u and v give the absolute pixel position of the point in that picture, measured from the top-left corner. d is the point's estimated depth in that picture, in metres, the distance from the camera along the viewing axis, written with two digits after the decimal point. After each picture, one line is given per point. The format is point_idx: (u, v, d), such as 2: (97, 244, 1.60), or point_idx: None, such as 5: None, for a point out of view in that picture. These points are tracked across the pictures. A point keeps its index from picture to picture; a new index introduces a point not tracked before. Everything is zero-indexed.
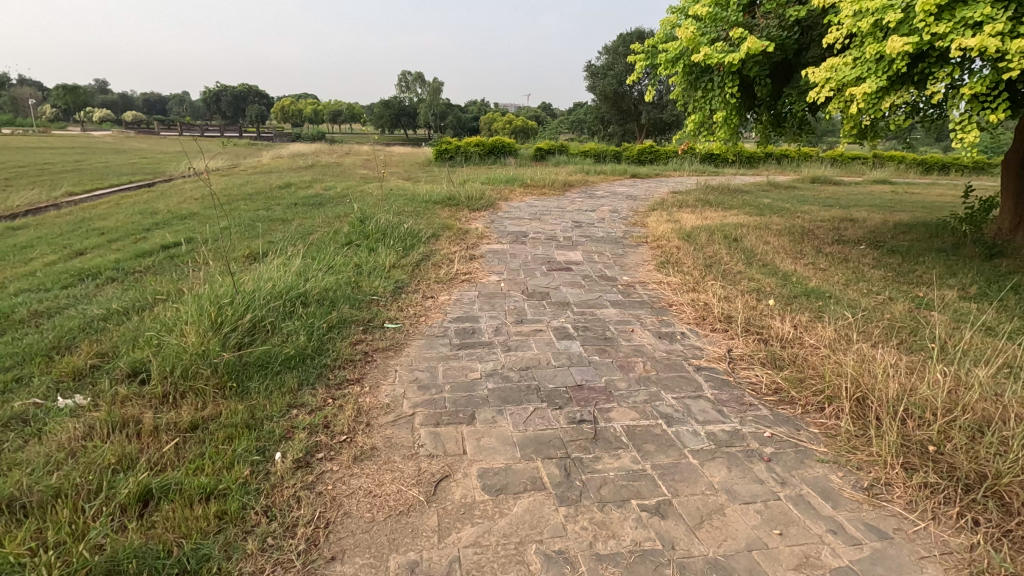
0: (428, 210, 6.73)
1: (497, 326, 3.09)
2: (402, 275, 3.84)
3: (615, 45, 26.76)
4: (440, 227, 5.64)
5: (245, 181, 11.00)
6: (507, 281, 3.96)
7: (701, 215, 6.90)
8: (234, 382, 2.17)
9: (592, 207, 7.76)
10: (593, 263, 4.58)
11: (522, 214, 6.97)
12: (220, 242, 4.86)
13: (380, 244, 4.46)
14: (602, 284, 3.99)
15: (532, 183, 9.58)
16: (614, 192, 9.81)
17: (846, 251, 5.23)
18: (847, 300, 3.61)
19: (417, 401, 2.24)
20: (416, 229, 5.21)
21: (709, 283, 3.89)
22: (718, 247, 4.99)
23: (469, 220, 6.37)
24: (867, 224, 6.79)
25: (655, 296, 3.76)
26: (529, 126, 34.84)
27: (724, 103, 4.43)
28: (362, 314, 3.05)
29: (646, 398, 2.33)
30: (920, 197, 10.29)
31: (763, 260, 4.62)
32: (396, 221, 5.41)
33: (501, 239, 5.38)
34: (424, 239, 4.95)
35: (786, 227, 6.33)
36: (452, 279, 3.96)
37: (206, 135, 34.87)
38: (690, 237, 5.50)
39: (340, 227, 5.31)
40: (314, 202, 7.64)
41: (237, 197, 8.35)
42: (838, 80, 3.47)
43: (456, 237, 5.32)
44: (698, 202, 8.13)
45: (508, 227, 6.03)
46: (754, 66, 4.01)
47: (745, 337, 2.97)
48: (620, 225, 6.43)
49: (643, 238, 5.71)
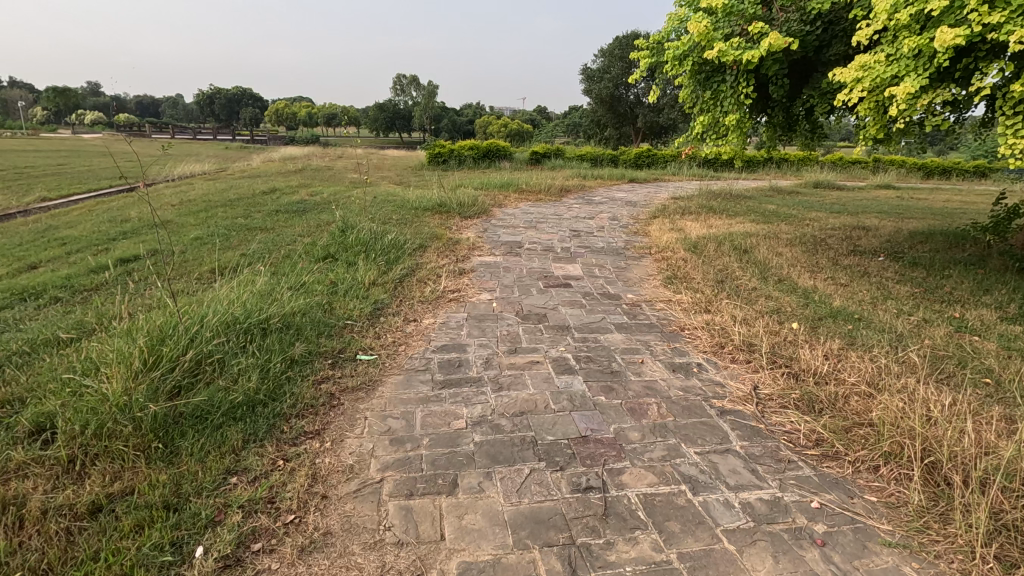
0: (417, 218, 6.33)
1: (487, 357, 2.69)
2: (382, 294, 3.43)
3: (611, 47, 26.44)
4: (428, 237, 5.24)
5: (229, 186, 10.55)
6: (500, 300, 3.57)
7: (706, 223, 6.53)
8: (161, 442, 1.76)
9: (591, 214, 7.37)
10: (594, 278, 4.19)
11: (517, 222, 6.58)
12: (187, 256, 4.44)
13: (361, 258, 4.06)
14: (605, 304, 3.60)
15: (528, 188, 9.20)
16: (612, 197, 9.45)
17: (865, 263, 4.86)
18: (879, 323, 3.23)
19: (388, 463, 1.84)
20: (401, 240, 4.81)
21: (724, 303, 3.51)
22: (729, 259, 4.61)
23: (460, 228, 5.98)
24: (880, 233, 6.43)
25: (665, 317, 3.38)
26: (524, 130, 34.54)
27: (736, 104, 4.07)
28: (332, 344, 2.65)
29: (664, 455, 1.94)
30: (928, 203, 9.96)
31: (779, 274, 4.24)
32: (380, 231, 5.01)
33: (493, 251, 4.99)
34: (410, 252, 4.55)
35: (796, 237, 5.97)
36: (438, 298, 3.56)
37: (198, 139, 34.32)
38: (697, 247, 5.12)
39: (319, 237, 4.89)
40: (297, 209, 7.21)
41: (217, 202, 7.93)
42: (873, 79, 3.13)
43: (445, 248, 4.92)
44: (701, 209, 7.75)
45: (502, 237, 5.64)
46: (771, 64, 3.65)
47: (771, 371, 2.59)
48: (620, 234, 6.06)
49: (646, 248, 5.34)
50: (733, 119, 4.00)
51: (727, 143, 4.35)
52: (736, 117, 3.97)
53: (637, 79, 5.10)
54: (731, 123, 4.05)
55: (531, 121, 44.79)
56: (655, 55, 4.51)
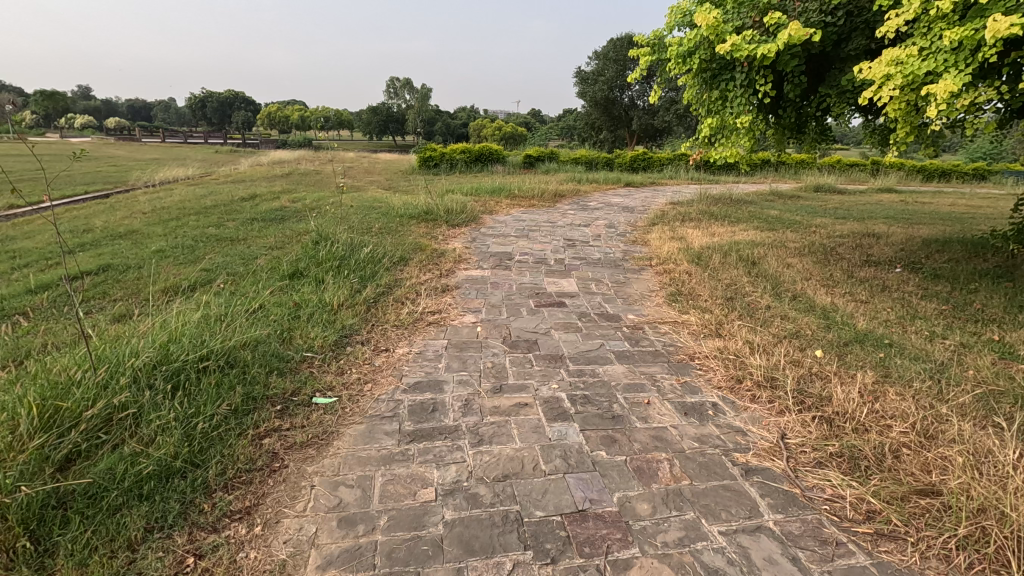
0: (401, 226, 5.94)
1: (467, 398, 2.29)
2: (351, 318, 3.03)
3: (605, 50, 26.18)
4: (410, 248, 4.84)
5: (208, 191, 10.11)
6: (485, 324, 3.17)
7: (708, 231, 6.17)
8: (33, 537, 1.36)
9: (586, 221, 6.98)
10: (590, 295, 3.81)
11: (508, 230, 6.19)
12: (142, 272, 4.03)
13: (332, 275, 3.66)
14: (603, 327, 3.21)
15: (520, 194, 8.82)
16: (608, 202, 9.08)
17: (883, 275, 4.50)
18: (913, 349, 2.85)
19: (331, 556, 1.44)
20: (379, 253, 4.41)
21: (736, 327, 3.13)
22: (737, 272, 4.23)
23: (447, 238, 5.59)
24: (892, 240, 6.08)
25: (671, 343, 2.99)
26: (517, 134, 34.27)
27: (747, 105, 3.71)
28: (283, 385, 2.24)
29: (681, 539, 1.55)
30: (934, 208, 9.65)
31: (793, 289, 3.86)
32: (358, 242, 4.61)
33: (481, 263, 4.60)
34: (388, 266, 4.15)
35: (804, 246, 5.61)
36: (416, 322, 3.16)
37: (188, 143, 33.82)
38: (701, 259, 4.76)
39: (290, 250, 4.49)
40: (274, 217, 6.80)
41: (192, 209, 7.51)
42: (907, 74, 2.81)
43: (428, 260, 4.53)
44: (701, 215, 7.38)
45: (491, 247, 5.25)
46: (789, 59, 3.30)
47: (798, 414, 2.21)
48: (618, 243, 5.68)
49: (646, 260, 4.96)
50: (744, 120, 3.63)
51: (735, 148, 3.98)
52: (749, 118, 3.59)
53: (636, 78, 4.73)
54: (741, 124, 3.67)
55: (526, 125, 44.53)
56: (657, 52, 4.15)
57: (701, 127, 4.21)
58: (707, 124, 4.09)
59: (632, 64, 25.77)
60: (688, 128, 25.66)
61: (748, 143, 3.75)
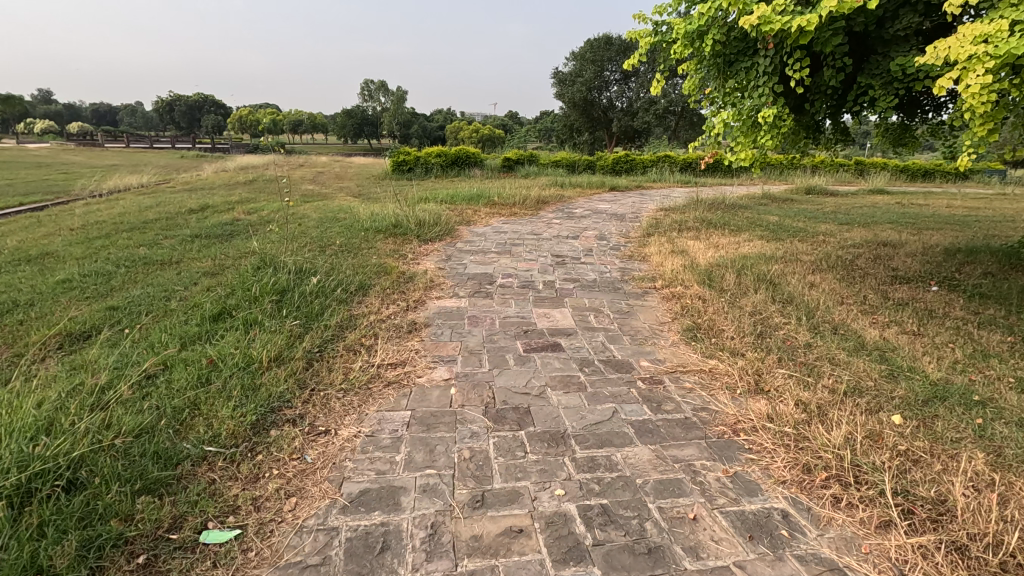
0: (365, 243, 5.21)
1: (435, 522, 1.57)
2: (279, 384, 2.27)
3: (583, 50, 25.78)
4: (373, 272, 4.10)
5: (157, 202, 9.22)
6: (461, 383, 2.46)
7: (710, 242, 5.57)
8: None
9: (574, 231, 6.32)
10: (590, 333, 3.11)
11: (487, 245, 5.47)
12: (29, 311, 3.23)
13: (266, 316, 2.90)
14: (613, 381, 2.52)
15: (500, 201, 8.12)
16: (594, 209, 8.47)
17: (921, 295, 3.91)
18: (1014, 408, 2.21)
19: None
20: (331, 281, 3.63)
21: (781, 380, 2.47)
22: (759, 297, 3.58)
23: (418, 256, 4.88)
24: (910, 249, 5.53)
25: (702, 406, 2.31)
26: (494, 136, 33.69)
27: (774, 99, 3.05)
28: (153, 518, 1.49)
29: None
30: (932, 210, 9.23)
31: (830, 319, 3.23)
32: (308, 267, 3.85)
33: (457, 290, 3.90)
34: (342, 299, 3.38)
35: (819, 258, 5.03)
36: (372, 383, 2.43)
37: (151, 147, 32.50)
38: (712, 278, 4.12)
39: (223, 280, 3.70)
40: (221, 232, 5.98)
41: (130, 224, 6.66)
42: (1001, 53, 2.17)
43: (393, 288, 3.80)
44: (699, 222, 6.79)
45: (468, 268, 4.55)
46: (829, 38, 2.62)
47: (914, 535, 1.53)
48: (613, 259, 5.03)
49: (648, 279, 4.31)
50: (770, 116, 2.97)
51: (752, 148, 3.31)
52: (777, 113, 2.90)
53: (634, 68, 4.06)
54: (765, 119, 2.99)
55: (502, 126, 43.96)
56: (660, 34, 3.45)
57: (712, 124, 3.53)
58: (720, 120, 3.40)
59: (610, 64, 25.41)
60: (667, 129, 25.27)
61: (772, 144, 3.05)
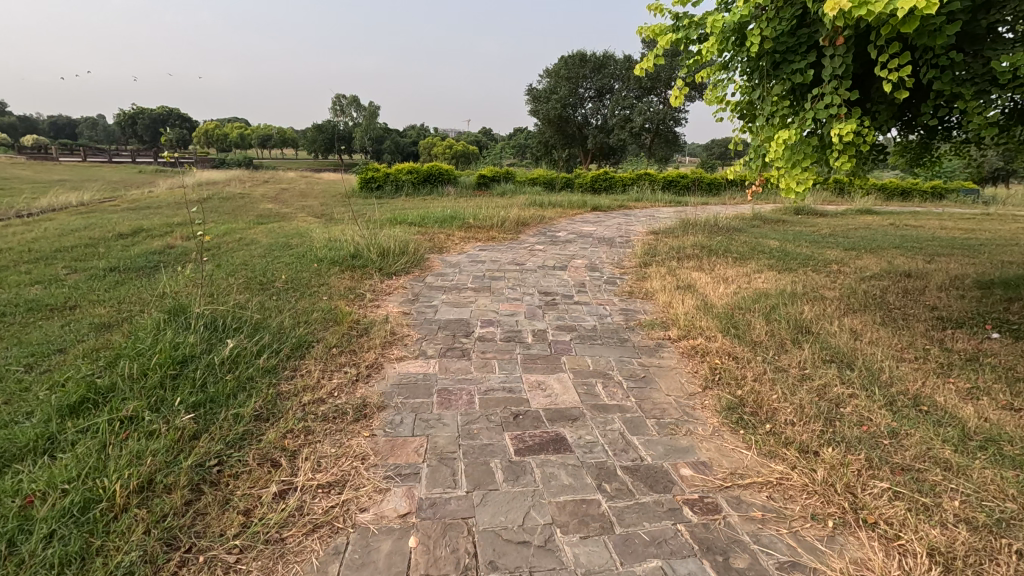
0: (316, 280, 4.35)
1: None
2: (127, 551, 1.41)
3: (556, 67, 25.55)
4: (318, 323, 3.25)
5: (88, 223, 8.16)
6: (425, 523, 1.63)
7: (717, 274, 4.89)
8: None
9: (561, 261, 5.57)
10: (602, 417, 2.32)
11: (462, 279, 4.67)
12: None
13: (148, 409, 2.03)
14: (649, 510, 1.72)
15: (476, 223, 7.36)
16: (578, 232, 7.78)
17: (986, 347, 3.24)
18: None
19: None
20: (255, 341, 2.77)
21: (891, 506, 1.71)
22: (806, 357, 2.86)
23: (379, 297, 4.04)
24: (938, 281, 4.93)
25: (790, 561, 1.52)
26: (468, 152, 33.17)
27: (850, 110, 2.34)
28: None
29: None
30: (930, 232, 8.81)
31: (906, 391, 2.52)
32: (229, 319, 2.98)
33: (424, 346, 3.07)
34: (266, 368, 2.51)
35: (845, 295, 4.37)
36: (287, 527, 1.58)
37: (106, 160, 30.97)
38: (737, 325, 3.39)
39: (112, 339, 2.79)
40: (147, 264, 5.05)
41: (40, 251, 5.66)
42: None
43: (342, 346, 2.95)
44: (697, 249, 6.12)
45: (439, 312, 3.73)
46: (938, 25, 1.93)
47: None
48: (611, 296, 4.28)
49: (658, 326, 3.55)
50: (848, 133, 2.25)
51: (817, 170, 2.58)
52: (858, 127, 2.21)
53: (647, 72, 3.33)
54: (842, 138, 2.28)
55: (476, 143, 43.64)
56: (687, 30, 2.73)
57: (753, 142, 2.85)
58: (766, 137, 2.70)
59: (584, 81, 25.20)
60: (642, 147, 25.03)
61: (847, 168, 2.37)
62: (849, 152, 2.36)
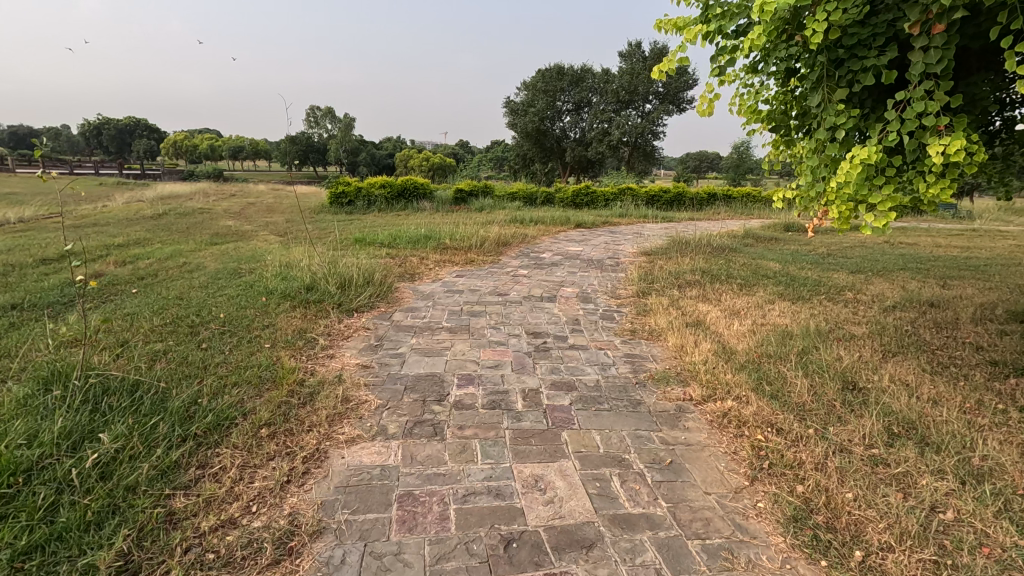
0: (260, 321, 3.62)
1: None
2: None
3: (534, 80, 25.23)
4: (248, 389, 2.53)
5: (14, 244, 7.24)
6: None
7: (727, 307, 4.31)
8: None
9: (548, 290, 4.93)
10: (627, 543, 1.66)
11: (436, 316, 3.99)
12: None
13: None
14: None
15: (453, 244, 6.70)
16: (564, 252, 7.18)
17: None
18: None
19: None
20: (144, 426, 2.03)
21: None
22: (872, 430, 2.25)
23: (333, 343, 3.33)
24: (967, 312, 4.43)
25: None
26: (445, 165, 32.62)
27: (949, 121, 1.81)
28: None
29: None
30: (928, 251, 8.44)
31: (1017, 483, 1.92)
32: (118, 393, 2.24)
33: (384, 419, 2.38)
34: (151, 475, 1.79)
35: (876, 332, 3.83)
36: None
37: (62, 172, 29.42)
38: (771, 380, 2.78)
39: None
40: (60, 298, 4.24)
41: None
42: None
43: (275, 423, 2.25)
44: (697, 273, 5.56)
45: (406, 363, 3.05)
46: None
47: None
48: (611, 337, 3.65)
49: (674, 379, 2.92)
50: (957, 152, 1.72)
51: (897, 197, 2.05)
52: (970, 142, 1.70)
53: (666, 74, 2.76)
54: (946, 158, 1.74)
55: (452, 155, 43.20)
56: (720, 21, 2.17)
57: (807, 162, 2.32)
58: (828, 156, 2.16)
59: (562, 94, 24.91)
60: (622, 160, 24.74)
61: (944, 195, 1.86)
62: (948, 174, 1.85)
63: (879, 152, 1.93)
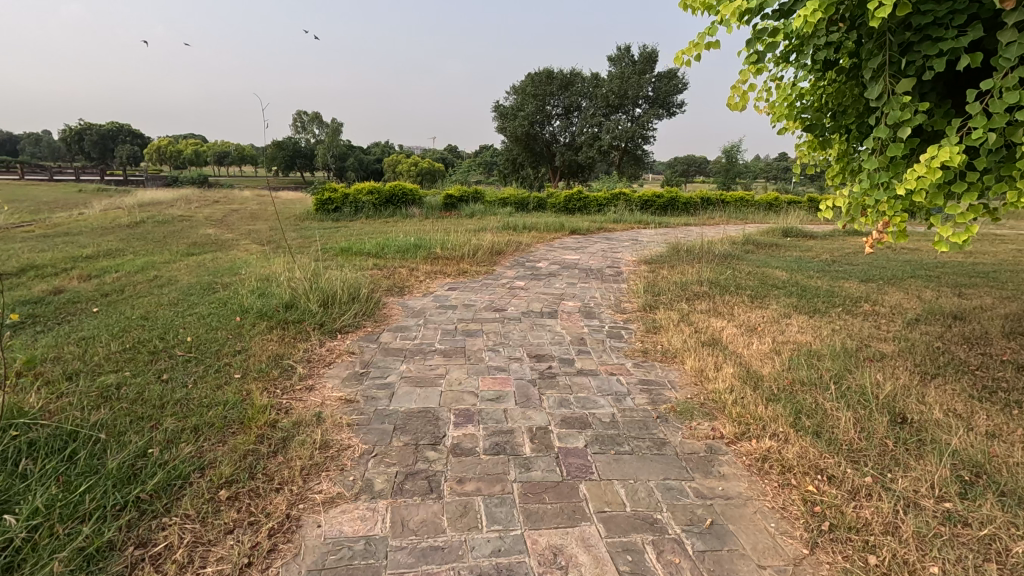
0: (231, 346, 3.23)
1: None
2: None
3: (523, 84, 25.00)
4: (207, 435, 2.15)
5: None
6: None
7: (742, 322, 3.99)
8: None
9: (548, 304, 4.58)
10: None
11: (427, 336, 3.63)
12: None
13: None
14: None
15: (444, 253, 6.34)
16: (561, 261, 6.84)
17: None
18: None
19: None
20: (67, 497, 1.64)
21: None
22: (941, 477, 1.94)
23: (313, 372, 2.95)
24: (995, 325, 4.15)
25: None
26: (434, 169, 32.29)
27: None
28: None
29: None
30: (932, 257, 8.21)
31: None
32: (43, 456, 1.85)
33: (368, 472, 2.01)
34: (64, 570, 1.40)
35: (906, 350, 3.53)
36: None
37: (39, 177, 28.64)
38: (809, 413, 2.46)
39: None
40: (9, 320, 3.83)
41: None
42: None
43: (236, 482, 1.87)
44: (704, 284, 5.25)
45: (394, 396, 2.68)
46: None
47: None
48: (621, 360, 3.31)
49: (699, 412, 2.59)
50: None
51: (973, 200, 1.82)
52: None
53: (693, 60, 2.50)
54: None
55: (440, 159, 42.86)
56: None
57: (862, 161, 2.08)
58: (891, 155, 1.92)
59: (551, 99, 24.70)
60: (612, 164, 24.53)
61: None
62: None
63: (958, 151, 1.69)
